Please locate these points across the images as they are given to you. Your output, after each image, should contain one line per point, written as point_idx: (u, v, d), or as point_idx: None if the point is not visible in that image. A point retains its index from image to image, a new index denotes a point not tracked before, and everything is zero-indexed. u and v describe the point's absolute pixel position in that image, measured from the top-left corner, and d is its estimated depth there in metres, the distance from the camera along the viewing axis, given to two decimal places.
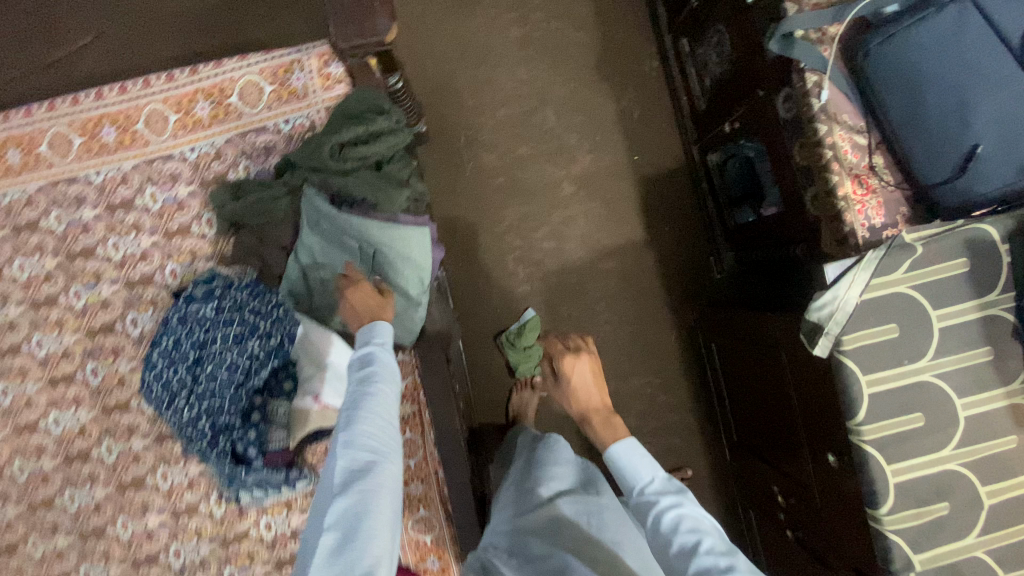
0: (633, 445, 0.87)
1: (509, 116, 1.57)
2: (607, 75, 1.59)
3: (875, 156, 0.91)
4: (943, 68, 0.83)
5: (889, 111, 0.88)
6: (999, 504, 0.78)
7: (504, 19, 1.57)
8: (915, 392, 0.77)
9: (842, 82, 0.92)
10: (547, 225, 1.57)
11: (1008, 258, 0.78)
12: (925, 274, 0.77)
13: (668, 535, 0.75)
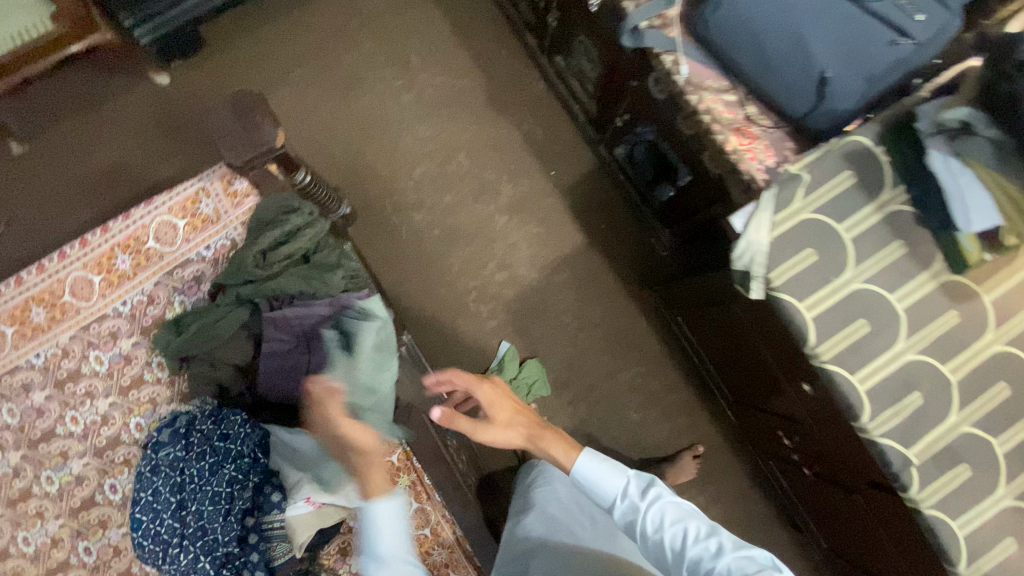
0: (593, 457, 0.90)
1: (426, 173, 1.63)
2: (502, 109, 1.67)
3: (751, 108, 0.99)
4: (773, 16, 0.92)
5: (743, 66, 0.96)
6: (966, 377, 0.82)
7: (393, 89, 1.65)
8: (852, 302, 0.82)
9: (697, 55, 1.01)
10: (494, 259, 1.61)
11: (887, 159, 0.85)
12: (821, 196, 0.84)
13: (656, 535, 0.79)
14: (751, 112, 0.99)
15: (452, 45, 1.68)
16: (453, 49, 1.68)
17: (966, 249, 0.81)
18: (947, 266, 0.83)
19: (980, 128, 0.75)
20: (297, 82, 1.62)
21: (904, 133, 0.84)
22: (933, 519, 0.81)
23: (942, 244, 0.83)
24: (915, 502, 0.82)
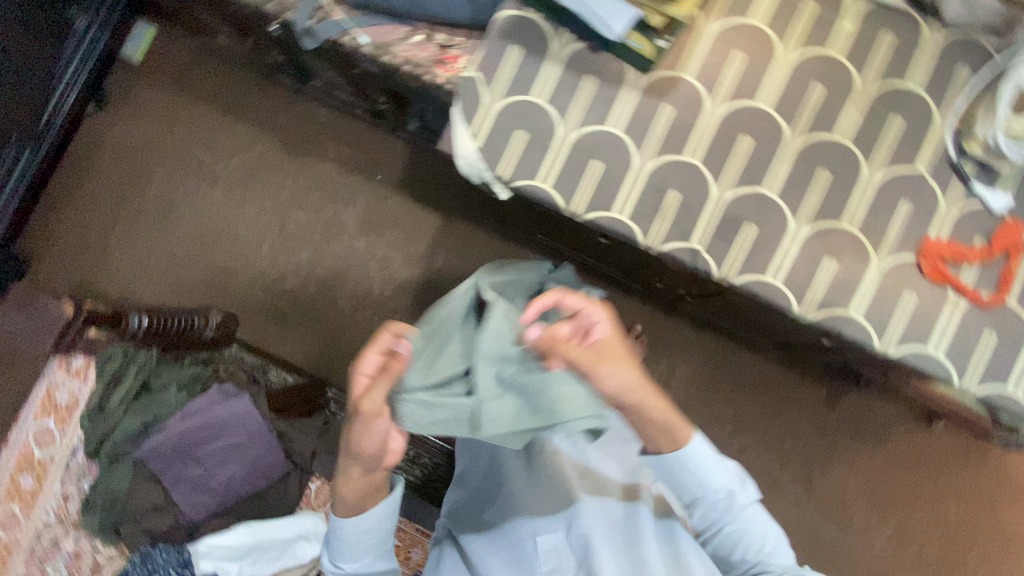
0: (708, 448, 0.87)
1: (275, 244, 1.68)
2: (304, 149, 1.71)
3: (442, 37, 1.04)
4: None
5: (404, 11, 1.03)
6: (707, 153, 0.85)
7: (204, 192, 1.71)
8: (578, 151, 0.87)
9: (367, 19, 1.06)
10: (376, 279, 1.67)
11: (538, 14, 0.88)
12: (501, 80, 0.87)
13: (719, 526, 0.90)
14: (442, 41, 1.04)
15: (229, 123, 1.72)
16: (233, 126, 1.72)
17: (639, 48, 0.86)
18: (638, 72, 0.86)
19: None
20: (128, 238, 1.70)
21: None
22: (745, 284, 0.85)
23: (622, 57, 0.86)
24: (728, 280, 0.85)
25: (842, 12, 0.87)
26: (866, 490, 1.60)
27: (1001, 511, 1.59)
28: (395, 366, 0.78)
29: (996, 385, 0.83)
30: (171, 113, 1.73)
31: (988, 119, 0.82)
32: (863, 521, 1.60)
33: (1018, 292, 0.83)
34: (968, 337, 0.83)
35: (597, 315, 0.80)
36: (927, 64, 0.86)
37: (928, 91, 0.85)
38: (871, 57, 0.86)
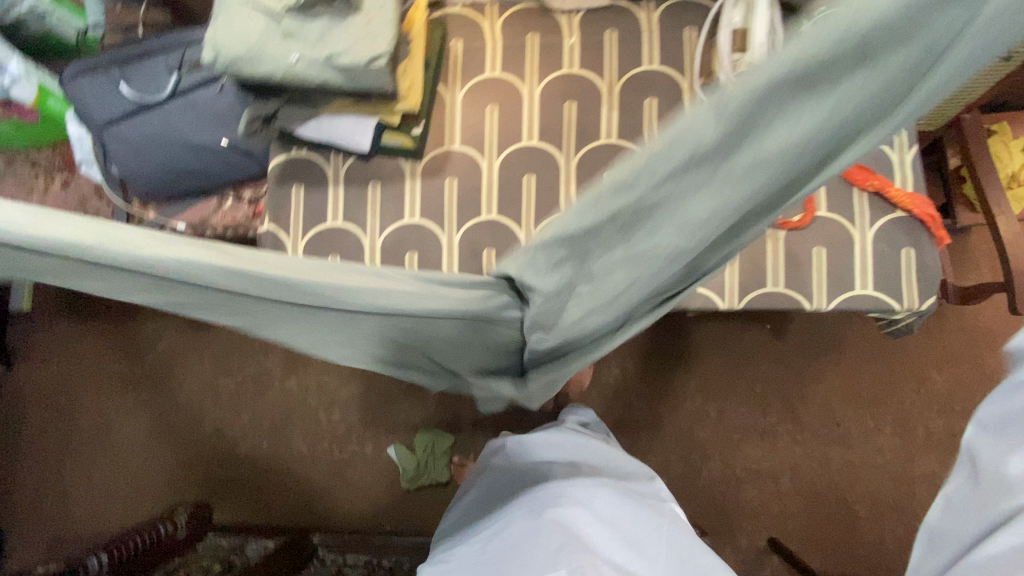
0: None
1: (217, 417, 1.72)
2: (207, 319, 1.75)
3: (248, 192, 1.09)
4: (160, 156, 1.00)
5: (200, 188, 1.07)
6: (501, 205, 0.90)
7: (133, 398, 1.75)
8: (389, 252, 0.91)
9: (173, 208, 1.10)
10: (321, 408, 1.70)
11: (302, 150, 0.92)
12: (295, 222, 0.92)
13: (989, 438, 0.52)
14: (250, 196, 1.09)
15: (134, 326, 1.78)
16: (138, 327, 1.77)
17: (398, 143, 0.90)
18: (412, 162, 0.92)
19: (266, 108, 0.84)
20: (81, 471, 1.72)
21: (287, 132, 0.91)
22: None
23: (392, 156, 0.92)
24: None
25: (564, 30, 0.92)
26: (850, 399, 1.60)
27: (983, 363, 1.58)
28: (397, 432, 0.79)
29: (844, 294, 0.85)
30: (76, 341, 1.77)
31: (720, 69, 0.85)
32: (861, 428, 1.59)
33: (825, 202, 0.86)
34: (800, 262, 0.85)
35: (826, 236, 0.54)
36: (656, 41, 0.91)
37: (668, 64, 0.91)
38: (606, 57, 0.91)
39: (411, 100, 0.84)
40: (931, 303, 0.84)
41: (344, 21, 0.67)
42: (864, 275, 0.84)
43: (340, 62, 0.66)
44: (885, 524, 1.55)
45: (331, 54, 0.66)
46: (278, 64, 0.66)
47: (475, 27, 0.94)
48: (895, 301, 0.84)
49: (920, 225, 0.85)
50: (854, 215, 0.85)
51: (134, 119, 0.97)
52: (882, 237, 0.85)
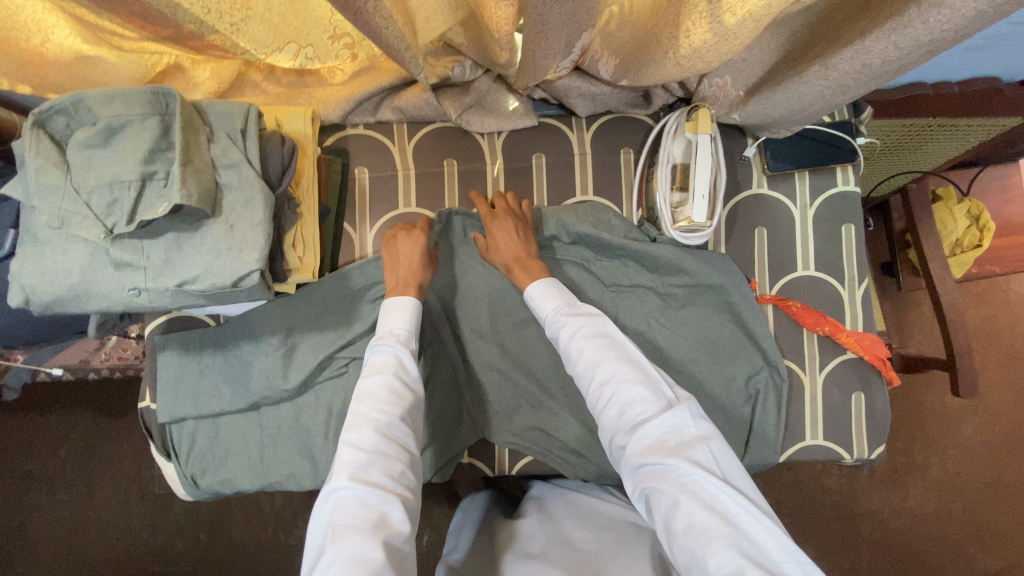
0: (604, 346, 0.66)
1: (147, 513, 1.58)
2: (125, 407, 1.60)
3: (135, 328, 0.96)
4: (17, 314, 0.84)
5: (74, 333, 0.92)
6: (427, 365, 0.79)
7: (48, 499, 1.58)
8: (292, 429, 0.77)
9: (49, 351, 0.95)
10: (261, 494, 1.58)
11: (183, 310, 0.78)
12: (175, 399, 0.77)
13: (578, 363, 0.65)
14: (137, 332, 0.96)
15: (40, 420, 1.59)
16: (46, 420, 1.60)
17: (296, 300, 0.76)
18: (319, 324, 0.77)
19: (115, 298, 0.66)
20: None
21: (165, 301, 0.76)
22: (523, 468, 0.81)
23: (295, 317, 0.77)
24: (506, 472, 0.82)
25: (488, 156, 0.81)
26: None
27: (921, 400, 1.62)
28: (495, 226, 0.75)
29: (794, 447, 0.80)
30: None
31: (659, 216, 0.75)
32: (809, 471, 1.61)
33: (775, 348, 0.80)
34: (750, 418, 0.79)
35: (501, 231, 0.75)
36: (590, 169, 0.81)
37: (603, 194, 0.81)
38: (536, 189, 0.81)
39: (304, 271, 0.69)
40: (881, 451, 0.80)
41: (198, 231, 0.54)
42: (814, 426, 0.79)
43: (195, 288, 0.53)
44: (832, 561, 1.59)
45: (182, 280, 0.53)
46: (115, 302, 0.52)
47: (385, 154, 0.81)
48: (845, 451, 0.80)
49: (871, 367, 0.80)
50: (803, 360, 0.80)
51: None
52: (832, 382, 0.80)
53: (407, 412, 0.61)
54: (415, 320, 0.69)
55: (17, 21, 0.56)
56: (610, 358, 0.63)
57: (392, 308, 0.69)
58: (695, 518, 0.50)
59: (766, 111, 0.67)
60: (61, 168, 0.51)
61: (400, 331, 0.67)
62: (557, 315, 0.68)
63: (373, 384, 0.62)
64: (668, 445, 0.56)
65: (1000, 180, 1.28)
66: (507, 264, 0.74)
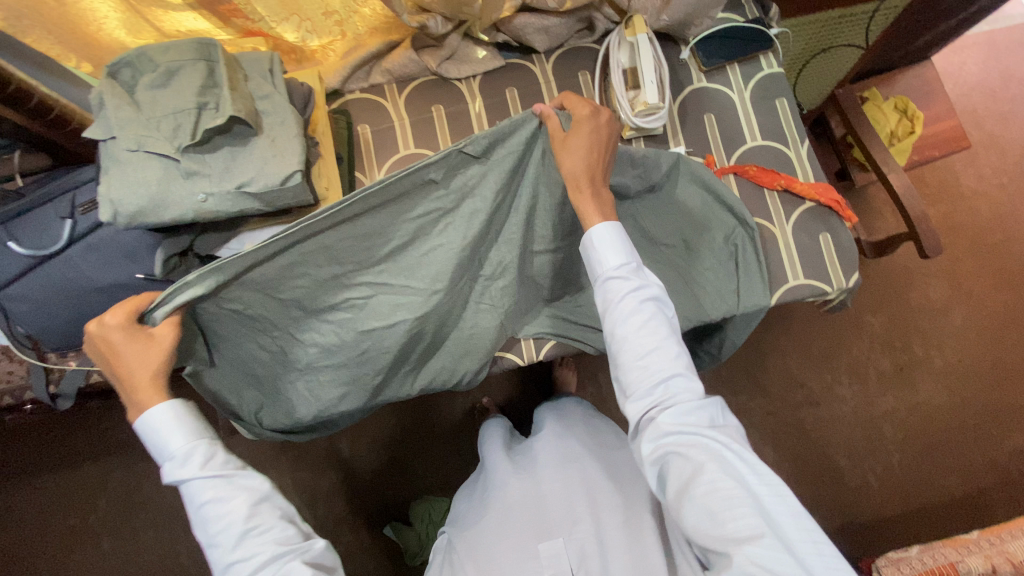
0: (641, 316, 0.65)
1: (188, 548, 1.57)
2: (145, 448, 1.59)
3: None
4: (73, 306, 0.93)
5: None
6: None
7: (82, 555, 1.55)
8: None
9: None
10: (305, 506, 1.50)
11: None
12: None
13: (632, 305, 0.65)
14: None
15: (65, 477, 1.58)
16: (80, 472, 1.58)
17: None
18: None
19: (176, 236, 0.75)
20: None
21: None
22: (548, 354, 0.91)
23: None
24: (534, 360, 0.92)
25: (468, 96, 0.95)
26: (806, 358, 1.63)
27: (906, 298, 1.66)
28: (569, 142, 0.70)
29: (781, 289, 0.90)
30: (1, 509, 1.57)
31: (619, 110, 0.88)
32: (821, 384, 1.62)
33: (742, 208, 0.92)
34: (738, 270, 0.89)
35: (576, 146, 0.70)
36: (555, 92, 0.95)
37: None
38: (513, 116, 0.95)
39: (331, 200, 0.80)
40: (856, 279, 0.91)
41: (248, 146, 0.66)
42: (793, 268, 0.90)
43: (251, 189, 0.64)
44: (865, 467, 1.57)
45: (239, 183, 0.64)
46: (186, 206, 0.63)
47: (380, 109, 0.94)
48: (826, 285, 0.90)
49: (829, 211, 0.92)
50: (770, 214, 0.92)
51: (34, 277, 0.90)
52: (800, 228, 0.91)
53: (252, 506, 0.57)
54: (167, 431, 0.59)
55: (77, 8, 0.69)
56: (661, 332, 0.64)
57: (149, 437, 0.59)
58: (721, 485, 0.56)
59: (686, 1, 0.86)
60: (134, 108, 0.64)
61: (176, 452, 0.59)
62: (618, 272, 0.67)
63: (212, 500, 0.57)
64: (702, 426, 0.60)
65: (912, 80, 1.46)
66: (576, 178, 0.70)
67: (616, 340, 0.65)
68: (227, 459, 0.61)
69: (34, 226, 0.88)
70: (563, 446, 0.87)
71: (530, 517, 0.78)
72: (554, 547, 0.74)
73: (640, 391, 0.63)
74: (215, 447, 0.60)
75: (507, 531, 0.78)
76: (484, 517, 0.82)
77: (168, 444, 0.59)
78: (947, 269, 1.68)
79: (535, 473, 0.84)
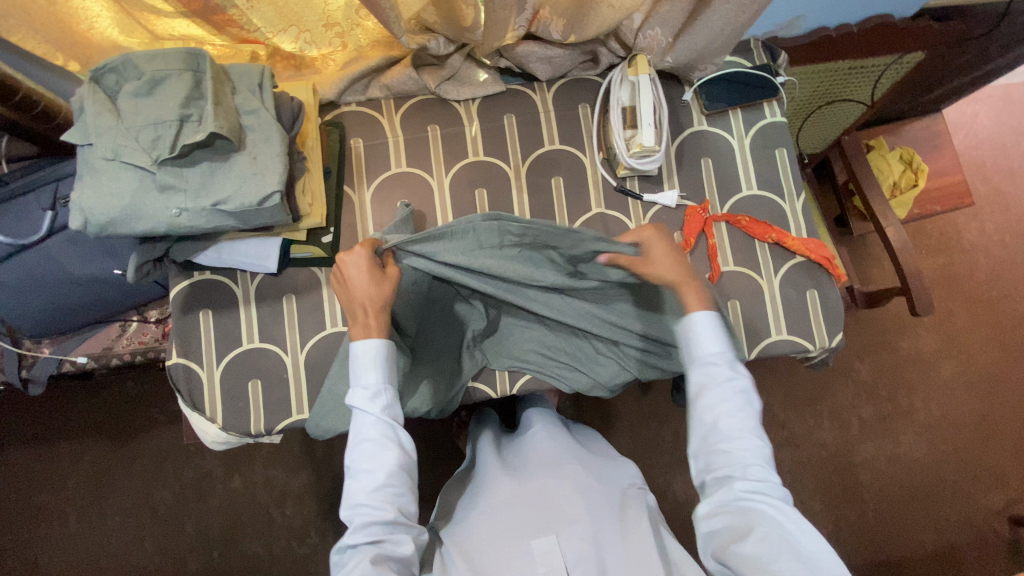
0: (726, 387, 0.66)
1: (128, 544, 1.47)
2: (97, 433, 1.51)
3: (154, 312, 1.03)
4: (46, 295, 0.91)
5: (94, 316, 0.98)
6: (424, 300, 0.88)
7: (18, 541, 1.46)
8: (314, 368, 0.86)
9: (72, 341, 1.01)
10: (273, 504, 1.49)
11: (206, 273, 0.86)
12: (207, 351, 0.86)
13: (718, 378, 0.66)
14: (156, 315, 1.02)
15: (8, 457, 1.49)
16: (56, 450, 1.50)
17: (305, 253, 0.86)
18: (328, 269, 0.88)
19: (156, 241, 0.77)
20: None
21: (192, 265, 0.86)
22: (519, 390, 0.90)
23: (306, 265, 0.87)
24: (509, 393, 0.90)
25: (466, 119, 0.94)
26: (791, 400, 1.58)
27: (898, 348, 1.62)
28: (392, 273, 0.72)
29: (763, 342, 0.89)
30: None
31: (616, 147, 0.87)
32: (804, 427, 1.57)
33: (729, 257, 0.91)
34: None
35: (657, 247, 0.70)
36: (554, 121, 0.94)
37: (568, 143, 0.94)
38: (509, 143, 0.93)
39: (314, 216, 0.79)
40: (840, 339, 0.90)
41: (228, 162, 0.65)
42: (776, 323, 0.89)
43: (226, 207, 0.64)
44: (840, 514, 1.54)
45: (215, 201, 0.64)
46: (160, 219, 0.62)
47: (375, 124, 0.93)
48: (807, 342, 0.89)
49: (819, 267, 0.91)
50: (759, 266, 0.90)
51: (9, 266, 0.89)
52: (787, 282, 0.90)
53: (396, 470, 0.66)
54: (386, 370, 0.70)
55: (70, 9, 0.70)
56: (739, 404, 0.65)
57: (359, 361, 0.69)
58: (782, 553, 0.56)
59: (692, 46, 0.85)
60: (115, 114, 0.63)
61: (370, 386, 0.69)
62: (716, 346, 0.67)
63: (368, 434, 0.67)
64: (771, 494, 0.61)
65: (919, 132, 1.45)
66: (676, 277, 0.69)
67: (699, 406, 0.66)
68: (398, 417, 0.70)
69: (16, 214, 0.87)
70: (554, 447, 0.85)
71: (527, 512, 0.74)
72: (548, 545, 0.69)
73: (714, 458, 0.64)
74: (395, 397, 0.71)
75: (500, 525, 0.74)
76: (476, 515, 0.77)
77: (372, 370, 0.69)
78: (942, 322, 1.64)
79: (527, 474, 0.81)
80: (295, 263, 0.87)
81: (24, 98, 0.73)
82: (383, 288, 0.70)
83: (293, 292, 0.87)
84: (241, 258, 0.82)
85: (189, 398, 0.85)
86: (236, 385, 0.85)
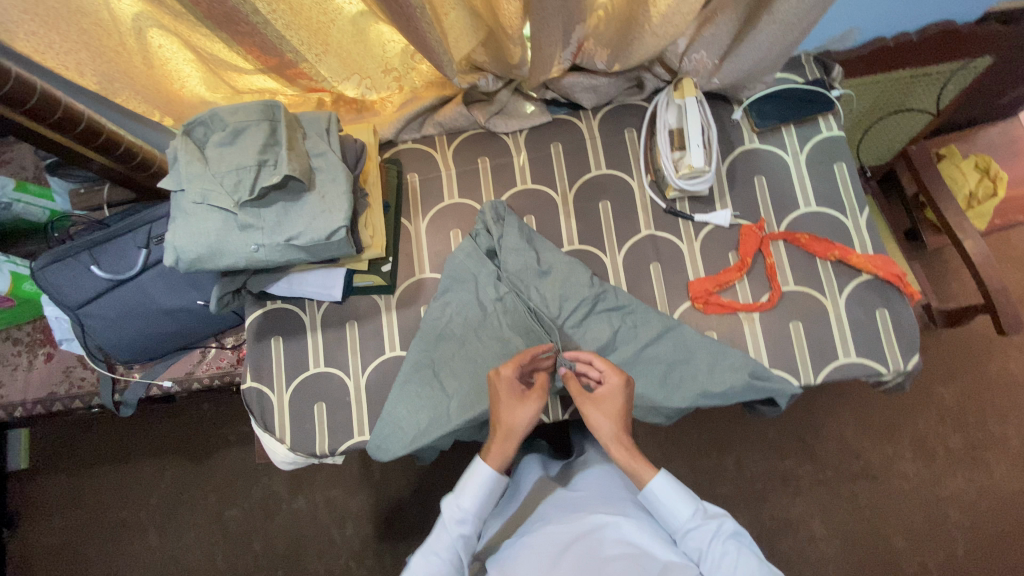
0: (724, 558, 0.69)
1: (202, 559, 1.56)
2: (177, 452, 1.62)
3: (230, 338, 1.10)
4: (138, 323, 1.01)
5: (178, 344, 1.07)
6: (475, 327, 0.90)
7: (108, 552, 1.58)
8: (375, 390, 0.90)
9: (159, 367, 1.10)
10: (332, 525, 1.53)
11: (278, 302, 0.93)
12: (278, 375, 0.91)
13: (710, 553, 0.71)
14: (233, 342, 1.10)
15: (101, 473, 1.62)
16: (141, 468, 1.62)
17: (367, 281, 0.91)
18: (388, 296, 0.93)
19: (235, 274, 0.84)
20: None
21: (265, 295, 0.93)
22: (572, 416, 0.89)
23: (368, 293, 0.92)
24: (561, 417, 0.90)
25: (514, 150, 0.97)
26: (866, 427, 1.47)
27: (986, 370, 1.48)
28: (535, 393, 0.76)
29: (830, 365, 0.84)
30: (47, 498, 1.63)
31: (663, 170, 0.87)
32: (882, 457, 1.45)
33: (789, 276, 0.88)
34: (781, 340, 0.86)
35: (596, 422, 0.75)
36: (601, 147, 0.95)
37: (616, 168, 0.95)
38: (557, 170, 0.96)
39: (375, 247, 0.84)
40: (917, 361, 0.84)
41: (300, 201, 0.70)
42: (844, 345, 0.85)
43: (298, 243, 0.69)
44: (927, 554, 1.39)
45: (288, 237, 0.69)
46: (240, 255, 0.69)
47: (430, 159, 0.98)
48: (880, 364, 0.84)
49: (888, 284, 0.86)
50: (822, 285, 0.87)
51: (107, 298, 0.99)
52: (854, 301, 0.86)
53: None
54: (483, 498, 0.76)
55: (165, 70, 0.79)
56: (740, 558, 0.68)
57: (468, 479, 0.76)
58: None
59: (739, 66, 0.85)
60: (203, 162, 0.70)
61: (463, 510, 0.75)
62: (694, 520, 0.74)
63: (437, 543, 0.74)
64: None
65: (994, 138, 1.36)
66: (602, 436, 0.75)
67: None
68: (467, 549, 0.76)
69: (116, 252, 0.99)
70: (611, 494, 0.84)
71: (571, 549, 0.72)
72: None
73: None
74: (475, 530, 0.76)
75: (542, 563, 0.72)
76: (523, 546, 0.77)
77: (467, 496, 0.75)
78: None
79: (577, 512, 0.79)
80: (358, 291, 0.92)
81: (124, 149, 0.85)
82: (525, 408, 0.74)
83: (356, 319, 0.92)
84: (309, 288, 0.88)
85: (261, 421, 0.90)
86: (304, 407, 0.90)
